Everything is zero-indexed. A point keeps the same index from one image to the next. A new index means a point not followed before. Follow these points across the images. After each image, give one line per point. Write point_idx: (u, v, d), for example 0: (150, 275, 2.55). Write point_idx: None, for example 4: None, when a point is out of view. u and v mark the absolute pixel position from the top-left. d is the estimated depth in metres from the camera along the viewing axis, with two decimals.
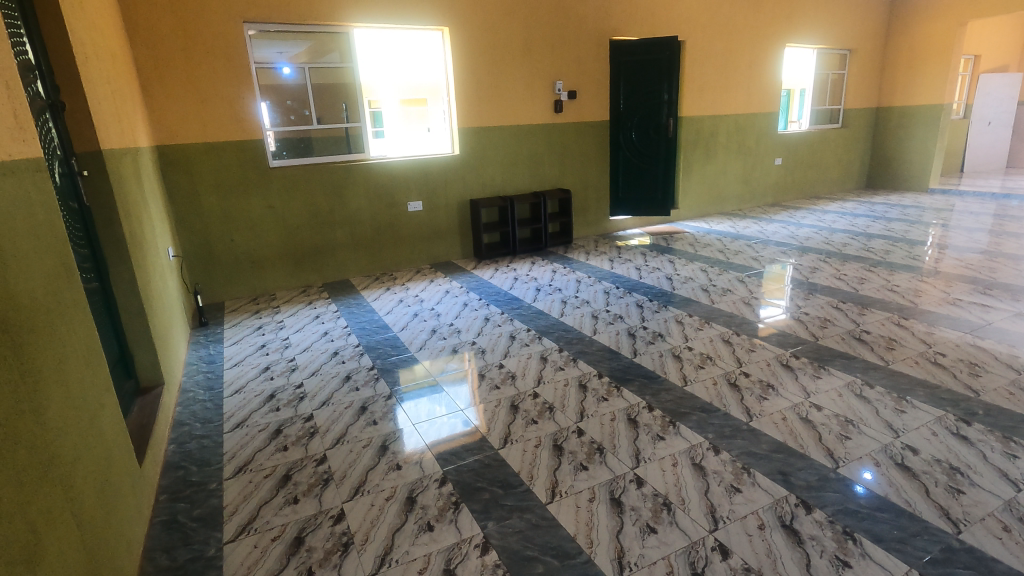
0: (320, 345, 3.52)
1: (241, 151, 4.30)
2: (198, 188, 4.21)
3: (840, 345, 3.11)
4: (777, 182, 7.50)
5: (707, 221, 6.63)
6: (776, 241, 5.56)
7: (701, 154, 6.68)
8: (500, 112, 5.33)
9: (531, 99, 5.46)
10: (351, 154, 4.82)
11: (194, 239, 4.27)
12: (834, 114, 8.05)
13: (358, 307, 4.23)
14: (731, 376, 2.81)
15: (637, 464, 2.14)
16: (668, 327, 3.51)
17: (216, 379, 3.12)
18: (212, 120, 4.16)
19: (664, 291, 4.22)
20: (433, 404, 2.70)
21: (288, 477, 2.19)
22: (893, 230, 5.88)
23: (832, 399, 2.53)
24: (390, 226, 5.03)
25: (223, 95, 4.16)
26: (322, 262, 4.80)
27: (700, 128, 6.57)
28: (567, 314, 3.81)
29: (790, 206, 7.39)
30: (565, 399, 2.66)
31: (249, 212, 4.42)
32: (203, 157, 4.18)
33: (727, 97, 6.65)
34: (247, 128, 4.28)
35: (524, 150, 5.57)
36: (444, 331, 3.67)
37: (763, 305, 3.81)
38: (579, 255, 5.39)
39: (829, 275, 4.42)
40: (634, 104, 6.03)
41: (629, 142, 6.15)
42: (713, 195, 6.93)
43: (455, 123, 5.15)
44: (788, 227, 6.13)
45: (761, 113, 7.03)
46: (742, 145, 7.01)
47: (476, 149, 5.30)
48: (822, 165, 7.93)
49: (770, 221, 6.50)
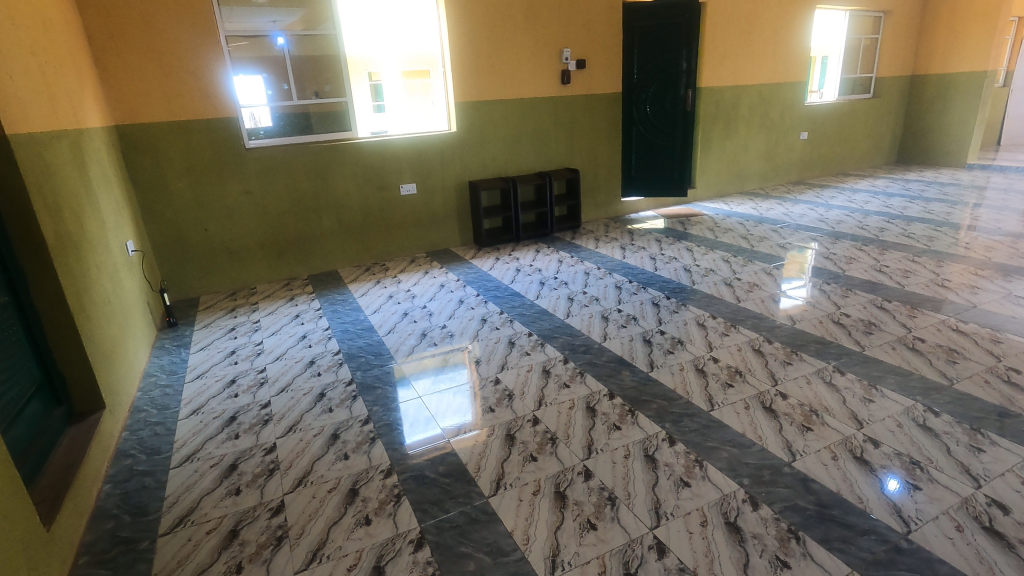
0: (290, 328, 3.48)
1: (211, 131, 3.92)
2: (167, 173, 3.85)
3: (816, 330, 3.02)
4: (801, 158, 7.22)
5: (727, 202, 6.31)
6: (803, 224, 5.19)
7: (720, 129, 6.39)
8: (502, 84, 5.01)
9: (536, 72, 5.15)
10: (337, 134, 4.46)
11: (163, 229, 3.91)
12: (865, 84, 7.68)
13: (343, 303, 3.87)
14: (699, 362, 2.74)
15: (588, 455, 2.10)
16: (644, 311, 3.43)
17: (181, 364, 3.09)
18: (179, 95, 3.78)
19: (647, 271, 4.14)
20: (434, 386, 2.69)
21: (233, 467, 2.18)
22: (911, 208, 5.64)
23: (798, 388, 2.46)
24: (382, 212, 4.70)
25: (187, 68, 3.76)
26: (308, 252, 4.48)
27: (721, 100, 6.27)
28: (542, 297, 3.75)
29: (815, 183, 7.14)
30: (526, 386, 2.62)
31: (223, 198, 4.05)
32: (169, 138, 3.81)
33: (749, 67, 6.31)
34: (217, 105, 3.90)
35: (526, 128, 5.25)
36: (416, 314, 3.61)
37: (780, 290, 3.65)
38: (588, 241, 5.11)
39: (819, 255, 4.29)
40: (647, 75, 5.66)
41: (642, 117, 5.80)
42: (733, 172, 6.66)
43: (450, 98, 4.84)
44: (817, 209, 5.75)
45: (786, 84, 6.70)
46: (767, 117, 6.71)
47: (474, 127, 4.97)
48: (849, 139, 7.62)
49: (797, 202, 6.11)
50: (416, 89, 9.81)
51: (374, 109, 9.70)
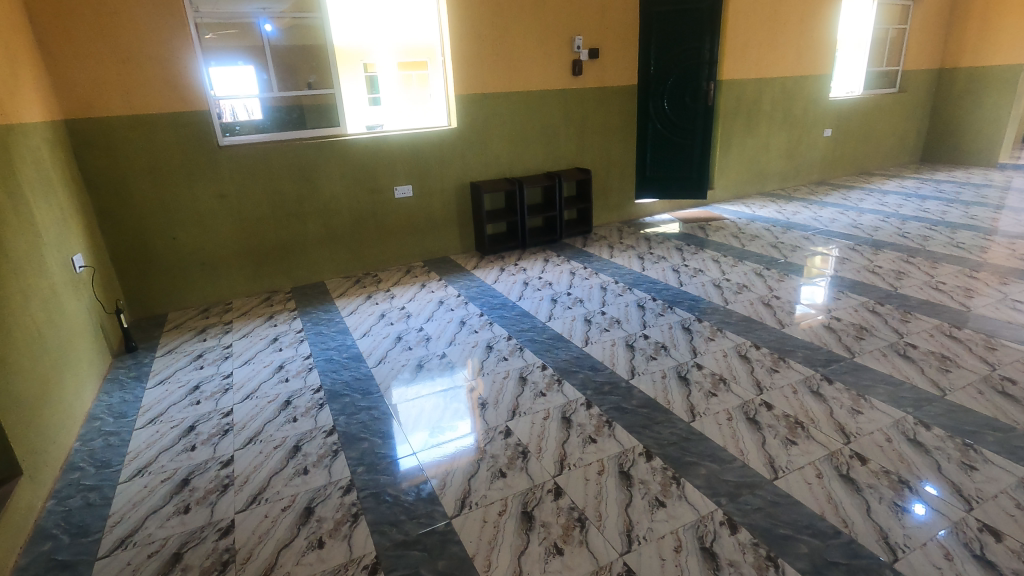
0: (265, 356, 3.00)
1: (178, 127, 3.43)
2: (126, 173, 3.36)
3: (881, 365, 2.56)
4: (825, 157, 6.76)
5: (746, 203, 5.92)
6: (836, 231, 4.73)
7: (741, 125, 5.92)
8: (508, 75, 4.53)
9: (546, 59, 4.65)
10: (323, 130, 3.98)
11: (123, 238, 3.44)
12: (891, 77, 7.19)
13: (328, 323, 3.39)
14: (750, 409, 2.29)
15: (629, 548, 1.64)
16: (675, 337, 2.96)
17: (132, 403, 2.61)
18: (139, 84, 3.28)
19: (671, 287, 3.68)
20: (451, 424, 2.29)
21: (177, 557, 1.72)
22: (953, 213, 5.17)
23: (879, 447, 2.01)
24: (374, 217, 4.23)
25: (147, 52, 3.26)
26: (291, 262, 4.00)
27: (742, 94, 5.79)
28: (555, 318, 3.28)
29: (839, 184, 6.69)
30: (543, 439, 2.16)
31: (193, 203, 3.58)
32: (128, 134, 3.32)
33: (772, 56, 5.83)
34: (185, 97, 3.41)
35: (533, 124, 4.77)
36: (411, 338, 3.14)
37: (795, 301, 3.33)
38: (601, 249, 4.63)
39: (861, 268, 3.83)
40: (665, 66, 5.16)
41: (661, 113, 5.32)
42: (753, 173, 6.20)
43: (450, 90, 4.36)
44: (848, 213, 5.30)
45: (811, 77, 6.22)
46: (790, 114, 6.24)
47: (476, 122, 4.49)
48: (874, 136, 7.16)
49: (824, 205, 5.66)
50: (412, 81, 9.32)
51: (370, 102, 9.07)
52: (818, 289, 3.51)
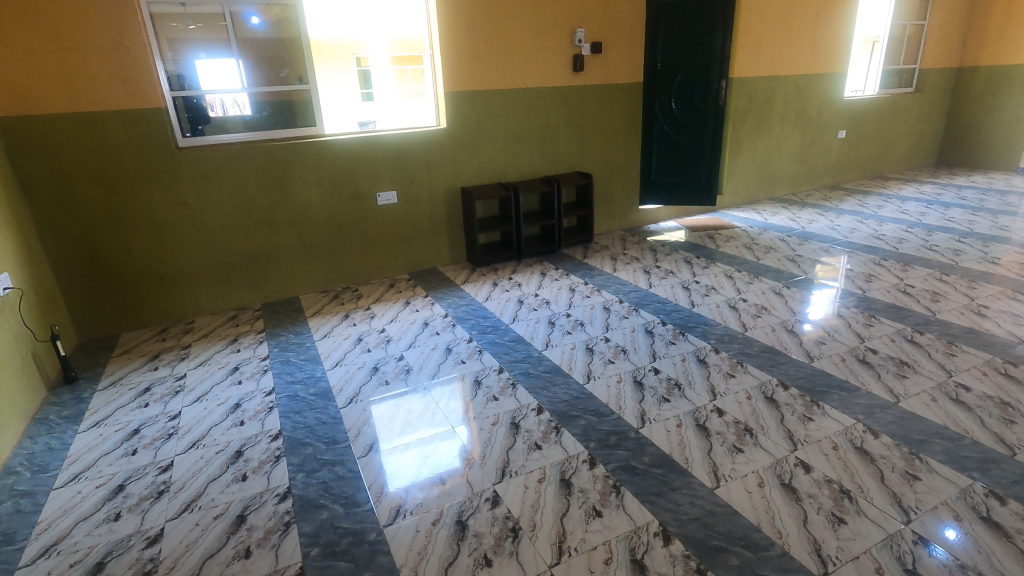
0: (222, 358, 2.97)
1: (130, 126, 3.14)
2: (71, 179, 3.07)
3: (838, 371, 2.54)
4: (838, 159, 6.46)
5: (757, 210, 5.57)
6: (854, 243, 4.44)
7: (752, 126, 5.58)
8: (502, 71, 4.12)
9: (543, 53, 4.25)
10: (296, 131, 3.64)
11: (69, 250, 3.14)
12: (907, 77, 6.89)
13: (297, 349, 3.03)
14: (700, 414, 2.26)
15: (558, 559, 1.63)
16: (636, 341, 2.92)
17: (80, 405, 2.57)
18: (84, 79, 2.98)
19: (681, 308, 3.31)
20: (425, 457, 2.12)
21: (100, 566, 1.70)
22: (955, 219, 5.02)
23: (824, 456, 1.98)
24: (353, 225, 3.90)
25: (94, 44, 2.97)
26: (261, 276, 3.69)
27: (754, 93, 5.45)
28: (519, 320, 3.25)
29: (853, 188, 6.41)
30: (489, 446, 2.14)
31: (148, 209, 3.28)
32: (72, 136, 3.03)
33: (787, 53, 5.51)
34: (137, 93, 3.12)
35: (531, 124, 4.37)
36: (371, 341, 3.09)
37: (804, 318, 3.10)
38: (602, 260, 4.27)
39: (836, 272, 3.79)
40: (674, 63, 4.70)
41: (668, 115, 4.86)
42: (763, 177, 5.89)
43: (439, 87, 3.97)
44: (866, 222, 5.03)
45: (827, 75, 5.91)
46: (803, 114, 5.92)
47: (468, 122, 4.11)
48: (890, 138, 6.87)
49: (841, 213, 5.37)
50: (407, 77, 8.97)
51: (363, 98, 8.77)
52: (821, 303, 3.31)
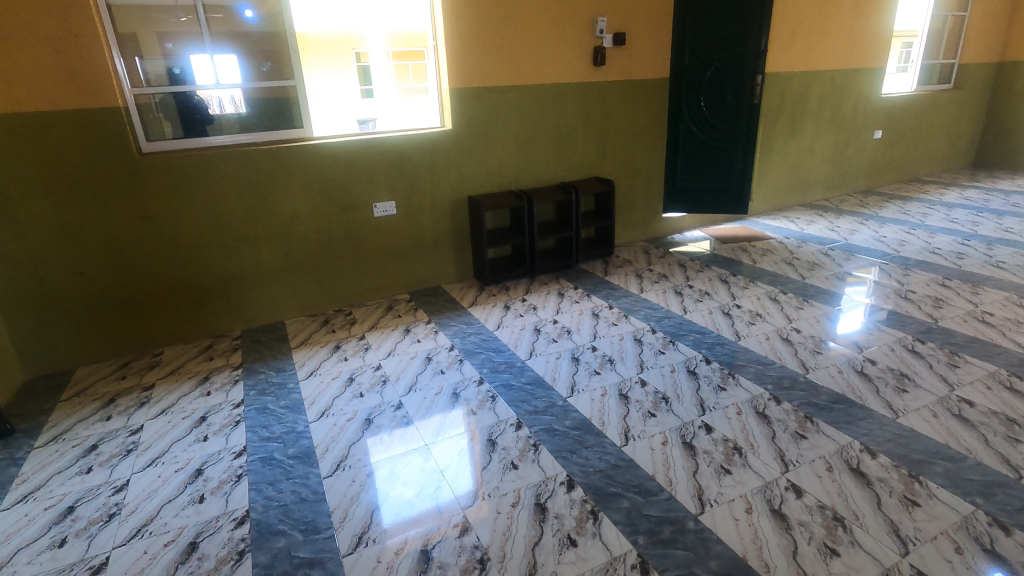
0: (187, 405, 2.50)
1: (82, 129, 2.68)
2: (12, 192, 2.61)
3: (933, 430, 2.08)
4: (872, 161, 5.98)
5: (789, 218, 5.10)
6: (907, 257, 3.96)
7: (784, 126, 5.11)
8: (515, 65, 3.65)
9: (560, 45, 3.78)
10: (280, 134, 3.18)
11: (11, 274, 2.69)
12: (945, 73, 6.40)
13: (277, 392, 2.57)
14: (773, 494, 1.80)
15: None
16: (678, 385, 2.46)
17: (9, 470, 2.12)
18: (24, 73, 2.52)
19: (725, 340, 2.84)
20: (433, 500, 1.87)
21: None
22: (1012, 229, 4.53)
23: (948, 564, 1.52)
24: (346, 241, 3.45)
25: (35, 32, 2.51)
26: (241, 299, 3.24)
27: (788, 89, 4.97)
28: (537, 356, 2.79)
29: (889, 193, 5.93)
30: (510, 542, 1.68)
31: (106, 225, 2.82)
32: (13, 141, 2.57)
33: (823, 46, 5.03)
34: (90, 90, 2.66)
35: (546, 125, 3.91)
36: (364, 382, 2.63)
37: (855, 347, 2.71)
38: (625, 278, 3.80)
39: (896, 295, 3.32)
40: (704, 56, 4.22)
41: (696, 115, 4.40)
42: (794, 181, 5.42)
43: (444, 83, 3.50)
44: (914, 231, 4.55)
45: (864, 70, 5.43)
46: (838, 113, 5.44)
47: (476, 123, 3.64)
48: (926, 138, 6.38)
49: (882, 220, 4.89)
50: (406, 73, 8.58)
51: (362, 95, 8.32)
52: (852, 319, 3.04)
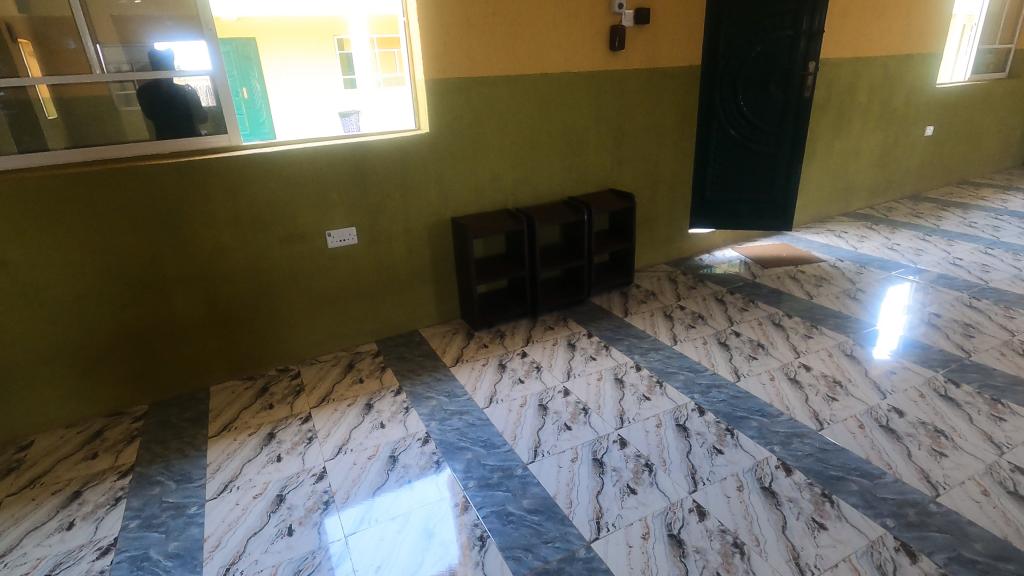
0: (32, 550, 1.70)
1: None
2: None
3: None
4: (921, 163, 5.20)
5: (835, 232, 4.31)
6: (997, 288, 3.19)
7: (830, 123, 4.31)
8: (511, 49, 2.83)
9: (570, 25, 2.95)
10: (193, 143, 2.35)
11: None
12: (1000, 60, 5.59)
13: (167, 526, 1.77)
14: None
15: None
16: (753, 520, 1.67)
17: None
18: None
19: (802, 429, 2.06)
20: None
21: None
22: None
23: None
24: (292, 282, 2.64)
25: None
26: (148, 364, 2.44)
27: (835, 80, 4.17)
28: (543, 457, 1.99)
29: (940, 199, 5.15)
30: None
31: None
32: None
33: (877, 29, 4.23)
34: None
35: (551, 125, 3.09)
36: (296, 507, 1.82)
37: (988, 444, 1.93)
38: (649, 319, 3.01)
39: (1007, 348, 2.54)
40: (745, 40, 3.41)
41: (732, 112, 3.59)
42: (837, 188, 4.63)
43: (419, 73, 2.67)
44: (992, 250, 3.76)
45: (919, 57, 4.63)
46: (889, 107, 4.65)
47: (461, 125, 2.82)
48: (978, 134, 5.59)
49: (948, 236, 4.10)
50: (392, 61, 7.71)
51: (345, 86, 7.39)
52: (900, 351, 2.57)
